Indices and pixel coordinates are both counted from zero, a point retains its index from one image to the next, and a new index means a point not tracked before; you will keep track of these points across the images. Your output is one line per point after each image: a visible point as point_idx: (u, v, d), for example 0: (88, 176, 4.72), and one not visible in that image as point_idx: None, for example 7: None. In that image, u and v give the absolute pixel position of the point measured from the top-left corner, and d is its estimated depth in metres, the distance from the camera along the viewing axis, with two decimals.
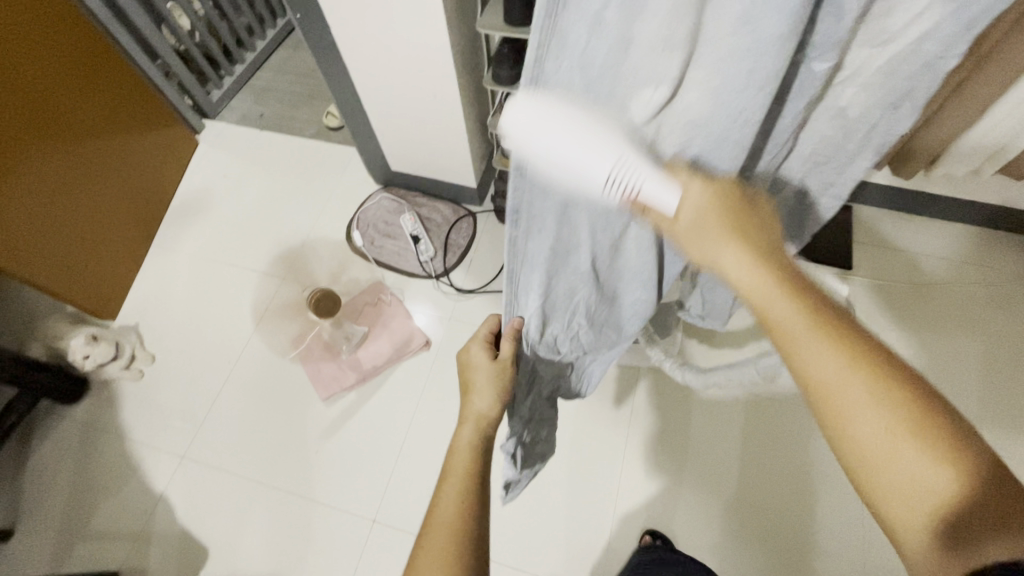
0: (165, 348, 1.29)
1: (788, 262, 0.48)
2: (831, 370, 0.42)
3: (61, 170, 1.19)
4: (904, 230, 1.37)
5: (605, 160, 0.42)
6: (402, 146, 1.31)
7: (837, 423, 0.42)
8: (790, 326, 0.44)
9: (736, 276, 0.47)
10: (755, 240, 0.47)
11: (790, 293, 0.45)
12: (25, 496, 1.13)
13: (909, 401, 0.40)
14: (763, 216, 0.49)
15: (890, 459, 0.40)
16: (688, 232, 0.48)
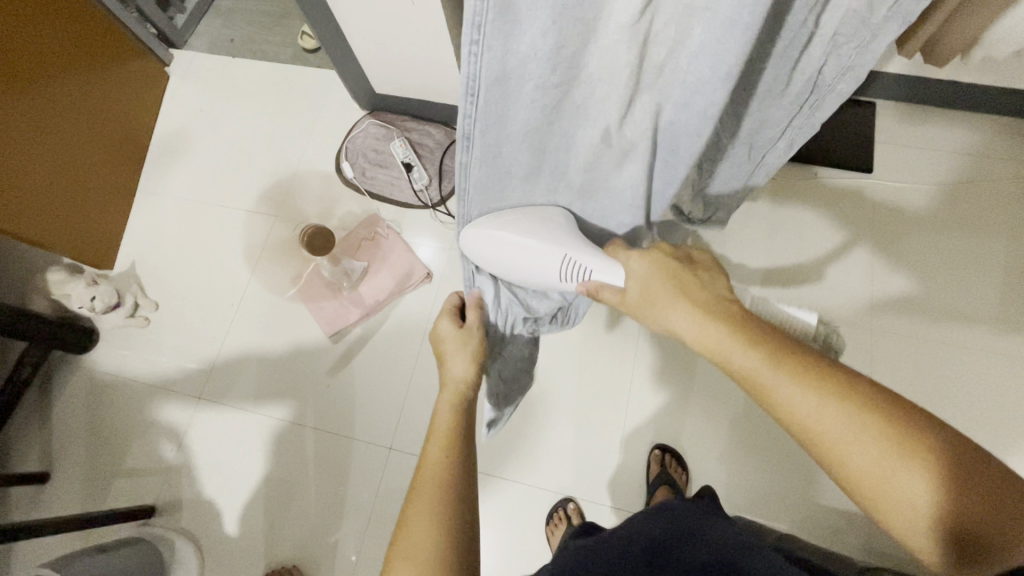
0: (167, 295, 1.28)
1: (734, 310, 0.49)
2: (809, 409, 0.40)
3: (36, 115, 1.13)
4: (931, 124, 1.22)
5: (553, 261, 0.61)
6: (380, 65, 1.19)
7: (836, 461, 0.39)
8: (755, 375, 0.43)
9: (691, 336, 0.49)
10: (702, 298, 0.51)
11: (745, 343, 0.45)
12: (57, 440, 1.18)
13: (896, 420, 0.38)
14: (703, 276, 0.54)
15: (894, 487, 0.37)
16: (642, 299, 0.55)
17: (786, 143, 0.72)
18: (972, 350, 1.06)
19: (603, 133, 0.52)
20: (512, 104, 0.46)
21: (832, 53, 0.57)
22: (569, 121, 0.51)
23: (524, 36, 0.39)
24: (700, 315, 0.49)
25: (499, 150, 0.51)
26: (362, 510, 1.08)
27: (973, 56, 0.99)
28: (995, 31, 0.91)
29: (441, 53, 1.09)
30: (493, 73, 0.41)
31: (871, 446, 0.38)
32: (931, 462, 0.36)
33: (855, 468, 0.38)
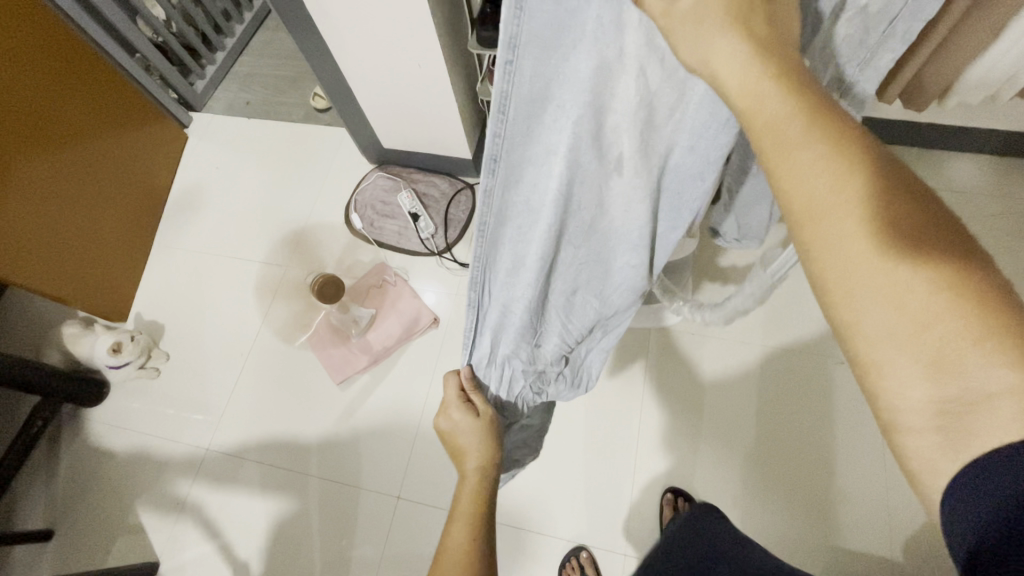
0: (179, 345, 1.30)
1: (802, 67, 0.34)
2: (823, 185, 0.32)
3: (59, 174, 1.19)
4: (919, 165, 1.26)
5: None
6: (389, 122, 1.26)
7: (836, 263, 0.32)
8: (782, 129, 0.33)
9: (727, 73, 0.34)
10: (764, 33, 0.34)
11: (790, 91, 0.33)
12: (63, 495, 1.17)
13: (924, 247, 0.31)
14: (779, 20, 0.35)
15: (901, 315, 0.30)
16: (684, 31, 0.34)
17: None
18: None
19: (617, 162, 0.46)
20: (540, 177, 0.46)
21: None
22: (593, 183, 0.48)
23: (552, 111, 0.41)
24: (753, 51, 0.33)
25: (522, 226, 0.50)
26: (367, 566, 1.06)
27: (950, 101, 1.04)
28: (969, 77, 0.97)
29: (446, 110, 1.16)
30: (514, 142, 0.43)
31: (880, 258, 0.31)
32: (944, 284, 0.29)
33: (841, 270, 0.32)
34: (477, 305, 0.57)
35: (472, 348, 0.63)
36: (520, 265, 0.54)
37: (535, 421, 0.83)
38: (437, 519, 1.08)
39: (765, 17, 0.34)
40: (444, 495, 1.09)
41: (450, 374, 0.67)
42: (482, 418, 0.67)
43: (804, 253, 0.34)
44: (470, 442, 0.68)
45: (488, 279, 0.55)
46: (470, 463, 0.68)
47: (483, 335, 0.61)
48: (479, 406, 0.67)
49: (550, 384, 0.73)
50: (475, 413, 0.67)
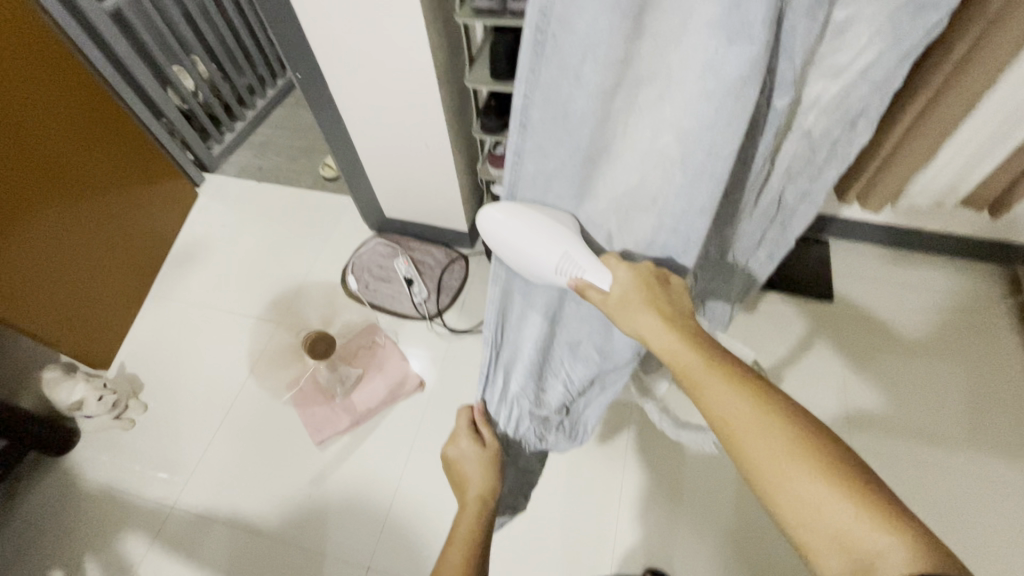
0: (158, 397, 1.28)
1: (698, 330, 0.52)
2: (731, 408, 0.46)
3: (69, 220, 1.24)
4: (880, 262, 1.36)
5: (550, 255, 0.52)
6: (392, 192, 1.35)
7: (751, 467, 0.45)
8: (694, 371, 0.49)
9: (652, 337, 0.51)
10: (669, 309, 0.52)
11: (696, 350, 0.49)
12: (7, 552, 1.10)
13: (811, 443, 0.43)
14: (675, 297, 0.53)
15: (802, 495, 0.42)
16: (618, 307, 0.53)
17: (767, 254, 0.72)
18: (948, 472, 1.08)
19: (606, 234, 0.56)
20: (547, 235, 0.54)
21: (794, 183, 0.61)
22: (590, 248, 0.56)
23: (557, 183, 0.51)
24: (665, 321, 0.51)
25: (531, 276, 0.59)
26: None
27: (902, 205, 1.16)
28: (914, 186, 1.10)
29: (447, 184, 1.26)
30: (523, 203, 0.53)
31: (777, 454, 0.43)
32: (827, 470, 0.42)
33: (759, 468, 0.44)
34: (493, 342, 0.63)
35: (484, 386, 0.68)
36: (527, 305, 0.62)
37: (535, 470, 0.85)
38: None
39: (662, 292, 0.53)
40: (418, 568, 1.05)
41: (462, 409, 0.72)
42: (488, 451, 0.70)
43: (733, 457, 0.46)
44: (472, 472, 0.69)
45: (506, 318, 0.63)
46: (471, 492, 0.68)
47: (495, 372, 0.67)
48: (489, 438, 0.71)
49: (550, 433, 0.78)
50: (481, 445, 0.70)
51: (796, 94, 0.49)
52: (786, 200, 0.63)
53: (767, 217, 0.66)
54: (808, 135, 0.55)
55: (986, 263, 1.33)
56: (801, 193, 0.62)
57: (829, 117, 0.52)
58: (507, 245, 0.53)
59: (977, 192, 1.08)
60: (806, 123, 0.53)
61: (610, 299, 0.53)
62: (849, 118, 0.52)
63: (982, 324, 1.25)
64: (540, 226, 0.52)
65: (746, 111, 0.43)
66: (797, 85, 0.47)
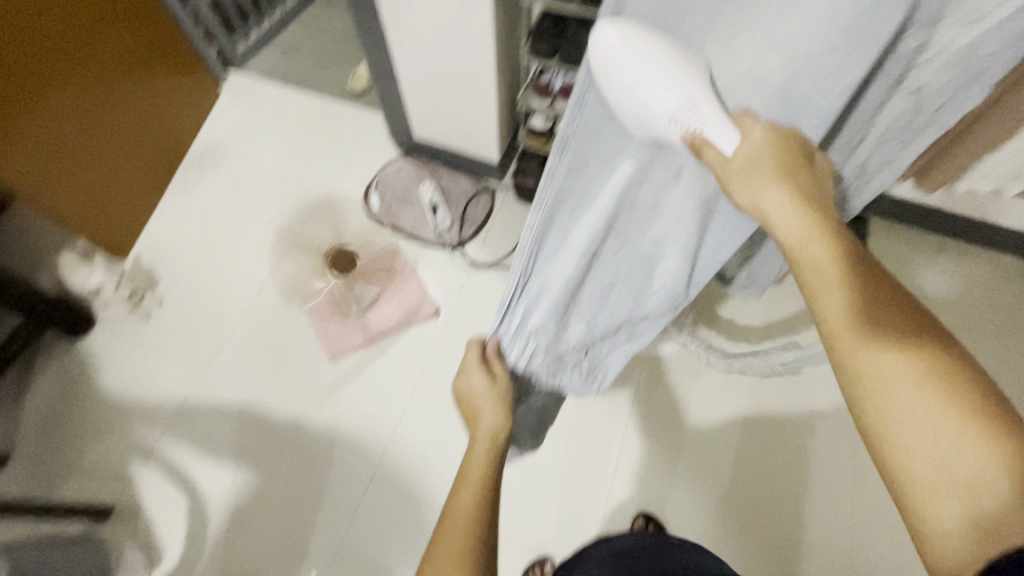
0: (174, 293, 1.29)
1: (836, 224, 0.44)
2: (857, 320, 0.40)
3: (89, 100, 1.19)
4: (920, 245, 1.31)
5: (672, 99, 0.42)
6: (426, 112, 1.28)
7: (865, 387, 0.39)
8: (821, 265, 0.42)
9: (777, 220, 0.44)
10: (805, 192, 0.44)
11: (829, 240, 0.42)
12: (26, 422, 1.14)
13: (941, 367, 0.38)
14: (814, 178, 0.46)
15: (920, 425, 0.37)
16: (741, 172, 0.44)
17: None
18: None
19: (676, 172, 0.51)
20: (602, 171, 0.50)
21: (882, 142, 0.58)
22: (654, 189, 0.52)
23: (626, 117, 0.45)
24: (797, 200, 0.44)
25: (574, 213, 0.53)
26: (324, 550, 1.04)
27: (959, 188, 1.10)
28: (978, 170, 1.04)
29: (485, 110, 1.19)
30: (586, 132, 0.47)
31: (906, 380, 0.38)
32: (954, 396, 0.37)
33: (868, 375, 0.39)
34: (520, 272, 0.58)
35: (505, 322, 0.63)
36: (562, 247, 0.56)
37: (544, 406, 0.86)
38: (406, 505, 1.07)
39: (803, 170, 0.45)
40: (420, 484, 1.09)
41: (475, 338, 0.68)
42: (499, 384, 0.66)
43: (844, 373, 0.41)
44: (484, 405, 0.65)
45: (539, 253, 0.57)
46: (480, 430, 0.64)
47: (516, 304, 0.61)
48: (500, 371, 0.67)
49: (565, 372, 0.75)
50: (492, 377, 0.66)
51: (917, 38, 0.44)
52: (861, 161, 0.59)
53: (837, 175, 0.62)
54: (911, 89, 0.50)
55: None
56: (887, 156, 0.60)
57: (943, 71, 0.47)
58: (615, 74, 0.41)
59: None
60: (915, 81, 0.49)
61: (732, 164, 0.45)
62: (964, 76, 0.47)
63: (1009, 320, 1.23)
64: (670, 70, 0.40)
65: (868, 40, 0.39)
66: (923, 27, 0.42)
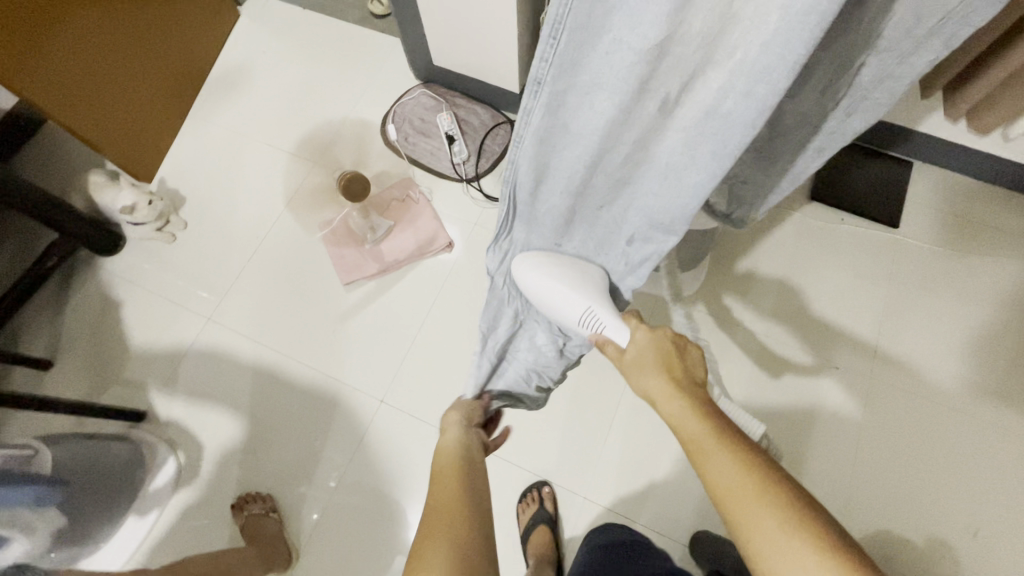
0: (198, 218, 1.32)
1: (702, 392, 0.56)
2: (730, 480, 0.48)
3: (110, 19, 1.17)
4: (965, 193, 1.22)
5: (575, 311, 0.65)
6: (443, 38, 1.23)
7: (747, 537, 0.46)
8: (697, 439, 0.52)
9: (662, 402, 0.56)
10: (677, 372, 0.58)
11: (699, 415, 0.53)
12: (66, 333, 1.22)
13: (800, 511, 0.45)
14: (690, 361, 0.60)
15: (794, 568, 0.43)
16: (632, 363, 0.61)
17: (816, 148, 0.66)
18: (962, 416, 1.06)
19: (663, 102, 0.47)
20: (583, 109, 0.47)
21: (881, 58, 0.53)
22: (640, 124, 0.49)
23: (606, 46, 0.41)
24: (672, 382, 0.56)
25: (556, 145, 0.51)
26: (336, 465, 1.10)
27: (1015, 130, 1.01)
28: None
29: (503, 35, 1.13)
30: (563, 69, 0.43)
31: (779, 526, 0.45)
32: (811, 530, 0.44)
33: (745, 528, 0.46)
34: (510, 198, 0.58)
35: (494, 256, 0.68)
36: (543, 177, 0.55)
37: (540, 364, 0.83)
38: (413, 429, 1.12)
39: (677, 357, 0.60)
40: (427, 409, 1.13)
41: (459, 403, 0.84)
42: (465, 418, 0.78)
43: (734, 532, 0.47)
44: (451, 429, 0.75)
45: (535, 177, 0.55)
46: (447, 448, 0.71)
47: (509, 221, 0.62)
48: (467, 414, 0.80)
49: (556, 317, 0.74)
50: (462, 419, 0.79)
51: None
52: (874, 77, 0.55)
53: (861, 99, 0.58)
54: None
55: None
56: (882, 73, 0.55)
57: None
58: None
59: None
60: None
61: (625, 356, 0.63)
62: None
63: None
64: (565, 292, 0.65)
65: None
66: None
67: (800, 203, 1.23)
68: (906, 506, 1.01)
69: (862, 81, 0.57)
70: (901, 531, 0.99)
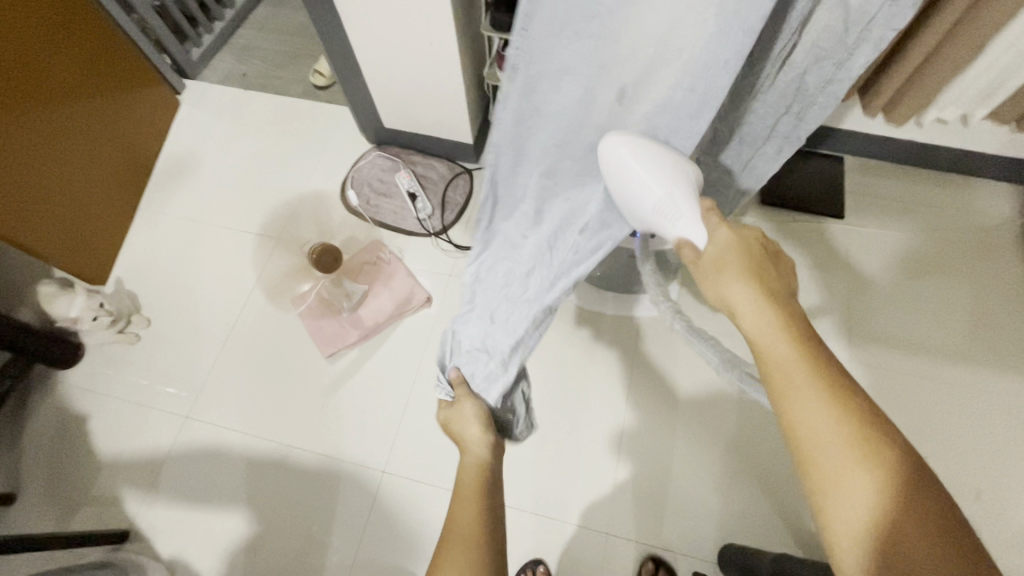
0: (160, 312, 1.27)
1: (796, 311, 0.53)
2: (813, 415, 0.48)
3: (45, 126, 1.14)
4: (895, 179, 1.32)
5: (657, 195, 0.55)
6: (392, 100, 1.26)
7: (812, 467, 0.48)
8: (784, 365, 0.50)
9: (743, 312, 0.53)
10: (767, 284, 0.54)
11: (793, 339, 0.51)
12: (27, 458, 1.12)
13: (879, 455, 0.46)
14: (781, 268, 0.57)
15: (855, 501, 0.46)
16: (707, 265, 0.57)
17: (774, 148, 0.72)
18: (940, 384, 1.12)
19: (619, 94, 0.48)
20: (552, 90, 0.47)
21: (819, 64, 0.59)
22: (602, 109, 0.49)
23: (569, 29, 0.42)
24: (762, 297, 0.53)
25: (530, 128, 0.51)
26: (346, 542, 1.05)
27: (927, 117, 1.11)
28: (942, 96, 1.05)
29: (451, 91, 1.17)
30: (529, 53, 0.44)
31: (852, 466, 0.46)
32: (881, 462, 0.46)
33: (816, 461, 0.48)
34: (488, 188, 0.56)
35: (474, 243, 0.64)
36: (519, 162, 0.54)
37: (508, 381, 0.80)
38: (421, 495, 1.08)
39: (768, 265, 0.56)
40: (431, 470, 1.09)
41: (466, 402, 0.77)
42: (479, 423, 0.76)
43: (799, 458, 0.49)
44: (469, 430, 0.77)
45: (516, 168, 0.55)
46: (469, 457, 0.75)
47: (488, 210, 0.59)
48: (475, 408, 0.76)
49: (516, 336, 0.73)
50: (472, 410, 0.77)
51: None
52: (806, 81, 0.61)
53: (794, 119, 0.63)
54: None
55: (1008, 184, 1.30)
56: (824, 78, 0.60)
57: None
58: None
59: (1009, 107, 1.03)
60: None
61: (704, 258, 0.57)
62: None
63: (991, 244, 1.24)
64: (657, 169, 0.52)
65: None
66: None
67: (752, 209, 1.31)
68: None
69: (806, 86, 0.62)
70: None
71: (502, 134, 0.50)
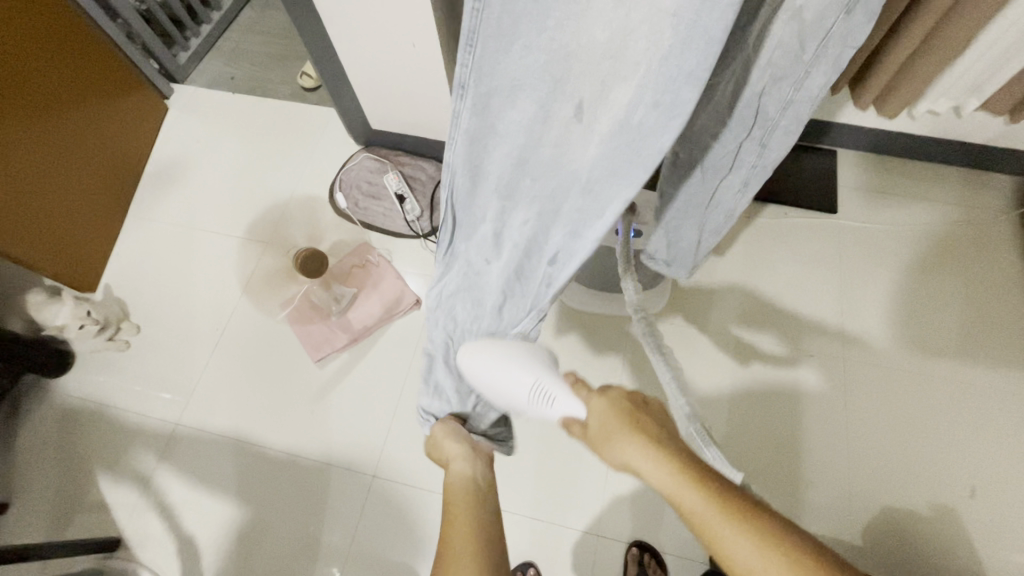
0: (150, 318, 1.26)
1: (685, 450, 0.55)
2: (750, 556, 0.46)
3: (33, 135, 1.14)
4: (888, 172, 1.30)
5: None
6: (379, 102, 1.25)
7: None
8: (702, 515, 0.49)
9: (649, 473, 0.54)
10: (654, 435, 0.56)
11: (695, 484, 0.50)
12: (19, 467, 1.13)
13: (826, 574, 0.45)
14: (654, 416, 0.59)
15: None
16: (600, 433, 0.59)
17: (740, 181, 0.71)
18: (934, 380, 1.10)
19: (576, 109, 0.49)
20: (507, 109, 0.51)
21: (777, 85, 0.58)
22: (557, 126, 0.51)
23: (517, 48, 0.45)
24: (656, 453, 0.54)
25: (486, 146, 0.55)
26: (338, 546, 1.04)
27: (920, 109, 1.09)
28: (934, 87, 1.03)
29: (436, 92, 1.16)
30: (481, 74, 0.48)
31: None
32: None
33: None
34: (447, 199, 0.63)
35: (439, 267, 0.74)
36: (478, 178, 0.59)
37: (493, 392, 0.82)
38: (412, 499, 1.07)
39: (641, 417, 0.59)
40: (422, 474, 1.09)
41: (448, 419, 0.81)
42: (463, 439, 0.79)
43: None
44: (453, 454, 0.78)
45: (478, 180, 0.59)
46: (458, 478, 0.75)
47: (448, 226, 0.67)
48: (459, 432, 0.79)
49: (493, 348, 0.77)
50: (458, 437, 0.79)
51: None
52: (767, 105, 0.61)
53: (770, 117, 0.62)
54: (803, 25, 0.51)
55: (1003, 176, 1.28)
56: (783, 100, 0.59)
57: None
58: None
59: (1003, 96, 1.01)
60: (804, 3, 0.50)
61: (590, 430, 0.61)
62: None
63: (987, 237, 1.22)
64: None
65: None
66: None
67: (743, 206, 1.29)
68: (906, 479, 1.03)
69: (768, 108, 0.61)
70: (904, 502, 1.01)
71: (458, 149, 0.56)
